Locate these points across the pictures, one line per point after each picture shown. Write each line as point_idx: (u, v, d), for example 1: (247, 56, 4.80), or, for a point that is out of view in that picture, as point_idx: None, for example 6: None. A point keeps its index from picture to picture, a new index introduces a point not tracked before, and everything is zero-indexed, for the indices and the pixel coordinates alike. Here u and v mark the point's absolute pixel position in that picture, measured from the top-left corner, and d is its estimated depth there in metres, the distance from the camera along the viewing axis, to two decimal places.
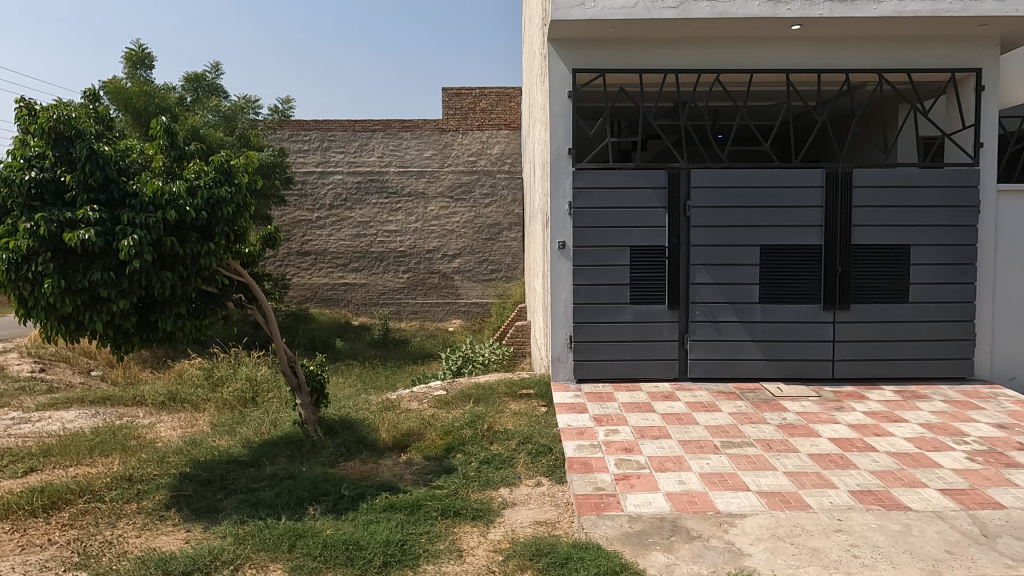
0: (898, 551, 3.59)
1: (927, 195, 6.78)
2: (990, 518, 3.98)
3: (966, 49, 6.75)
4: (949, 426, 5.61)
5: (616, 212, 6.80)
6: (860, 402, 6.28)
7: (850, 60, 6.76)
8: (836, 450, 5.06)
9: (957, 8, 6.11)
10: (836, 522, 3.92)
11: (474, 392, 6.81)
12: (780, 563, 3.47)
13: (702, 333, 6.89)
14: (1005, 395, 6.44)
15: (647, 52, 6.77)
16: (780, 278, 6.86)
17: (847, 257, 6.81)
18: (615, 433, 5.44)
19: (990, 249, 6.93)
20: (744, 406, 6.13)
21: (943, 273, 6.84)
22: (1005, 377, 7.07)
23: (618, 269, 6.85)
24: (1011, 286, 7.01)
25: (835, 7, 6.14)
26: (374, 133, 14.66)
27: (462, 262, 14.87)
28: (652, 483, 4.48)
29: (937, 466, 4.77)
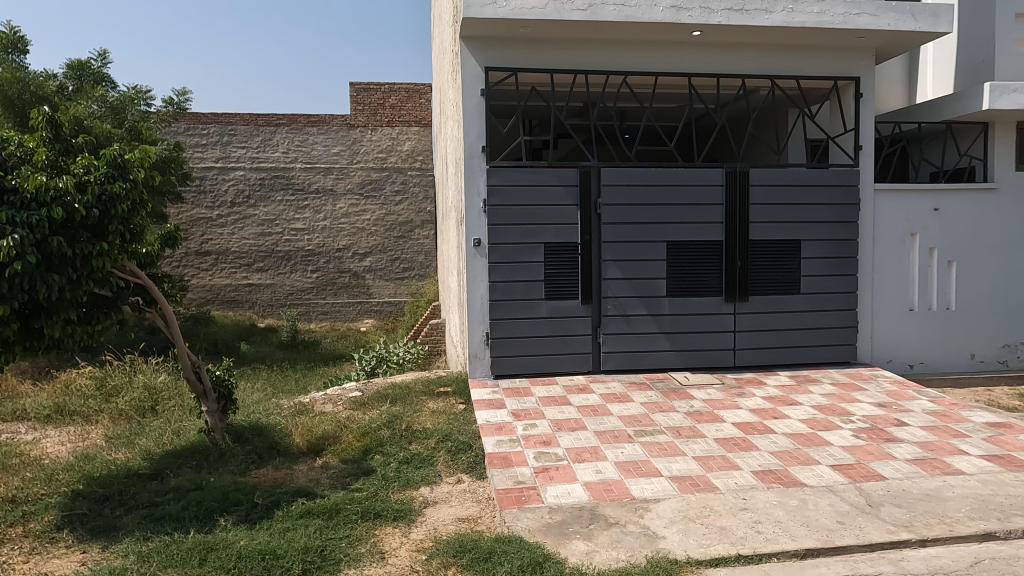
0: (796, 524, 3.87)
1: (815, 193, 7.31)
2: (874, 489, 4.36)
3: (847, 58, 7.32)
4: (837, 407, 6.08)
5: (530, 210, 6.89)
6: (759, 388, 6.69)
7: (745, 65, 7.17)
8: (740, 434, 5.37)
9: (838, 21, 6.63)
10: (741, 501, 4.18)
11: (391, 392, 6.73)
12: (692, 543, 3.65)
13: (615, 327, 7.11)
14: (883, 376, 7.07)
15: (558, 53, 6.90)
16: (685, 272, 7.19)
17: (746, 252, 7.23)
18: (533, 427, 5.53)
19: (870, 244, 7.57)
20: (654, 396, 6.39)
21: (831, 265, 7.40)
22: (884, 360, 7.73)
23: (533, 266, 6.95)
24: (887, 276, 7.66)
25: (731, 15, 6.48)
26: (278, 128, 14.14)
27: (373, 260, 14.59)
28: (570, 473, 4.60)
29: (828, 444, 5.17)
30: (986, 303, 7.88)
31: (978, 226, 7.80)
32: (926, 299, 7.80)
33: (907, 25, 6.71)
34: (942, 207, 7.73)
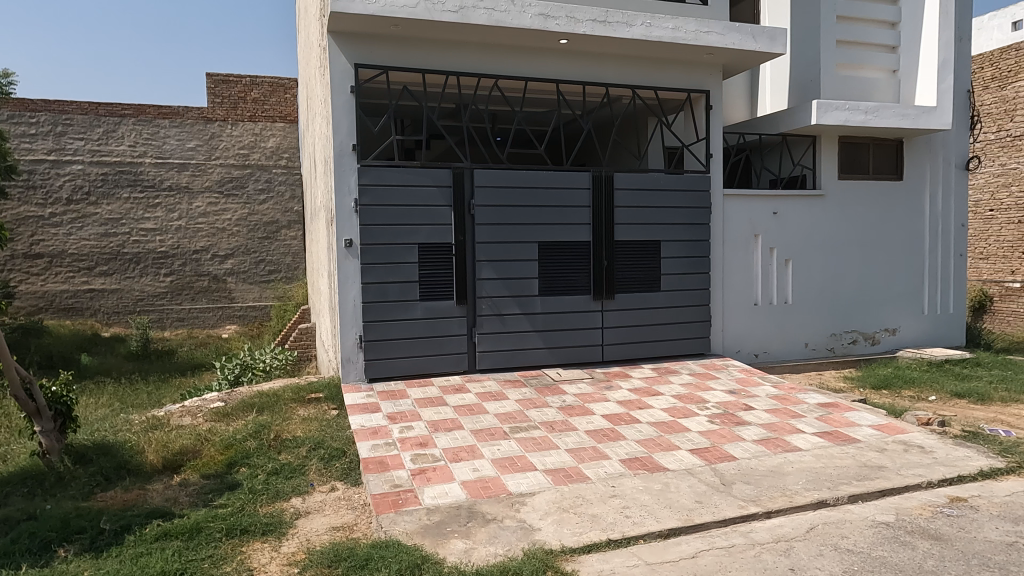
0: (660, 506, 4.13)
1: (672, 197, 7.84)
2: (727, 469, 4.75)
3: (698, 73, 7.91)
4: (694, 396, 6.56)
5: (404, 210, 6.82)
6: (625, 381, 7.06)
7: (608, 75, 7.54)
8: (608, 425, 5.64)
9: (690, 37, 7.16)
10: (610, 488, 4.39)
11: (257, 401, 6.40)
12: (565, 532, 3.79)
13: (489, 326, 7.20)
14: (734, 365, 7.71)
15: (430, 53, 6.88)
16: (556, 272, 7.43)
17: (611, 252, 7.61)
18: (409, 429, 5.48)
19: (720, 244, 8.23)
20: (528, 392, 6.55)
21: (687, 264, 7.97)
22: (733, 350, 8.44)
23: (407, 266, 6.88)
24: (735, 273, 8.38)
25: (595, 26, 6.79)
26: (123, 119, 12.94)
27: (235, 263, 13.73)
28: (447, 473, 4.60)
29: (687, 430, 5.56)
30: (816, 297, 8.83)
31: (809, 228, 8.71)
32: (768, 294, 8.60)
33: (748, 45, 7.37)
34: (780, 210, 8.56)
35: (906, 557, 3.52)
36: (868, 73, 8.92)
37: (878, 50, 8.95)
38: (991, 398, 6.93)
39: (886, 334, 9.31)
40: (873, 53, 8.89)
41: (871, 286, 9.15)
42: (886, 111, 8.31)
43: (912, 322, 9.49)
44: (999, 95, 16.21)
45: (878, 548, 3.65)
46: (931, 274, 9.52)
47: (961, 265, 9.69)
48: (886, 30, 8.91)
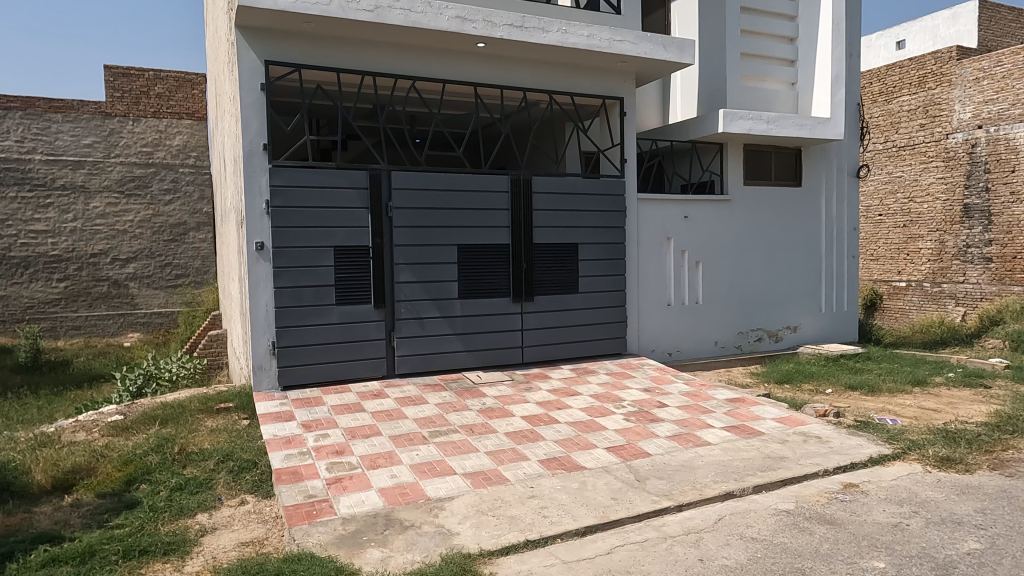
0: (577, 505, 4.20)
1: (589, 201, 8.01)
2: (641, 465, 4.89)
3: (612, 80, 8.13)
4: (611, 394, 6.73)
5: (319, 212, 6.64)
6: (544, 382, 7.14)
7: (525, 80, 7.62)
8: (527, 426, 5.69)
9: (605, 45, 7.35)
10: (529, 489, 4.43)
11: (161, 413, 6.06)
12: (484, 535, 3.79)
13: (408, 330, 7.11)
14: (649, 364, 7.96)
15: (345, 52, 6.74)
16: (476, 275, 7.43)
17: (530, 255, 7.69)
18: (325, 437, 5.33)
19: (635, 246, 8.48)
20: (448, 396, 6.52)
21: (603, 266, 8.16)
22: (649, 349, 8.70)
23: (322, 270, 6.70)
24: (650, 275, 8.65)
25: (512, 31, 6.84)
26: (8, 111, 12.09)
27: (138, 267, 12.95)
28: (364, 481, 4.51)
29: (604, 428, 5.69)
30: (724, 297, 9.25)
31: (718, 231, 9.11)
32: (680, 295, 8.93)
33: (659, 54, 7.64)
34: (690, 214, 8.91)
35: (804, 542, 3.74)
36: (769, 85, 9.44)
37: (779, 63, 9.48)
38: (881, 389, 7.46)
39: (788, 331, 9.85)
40: (773, 65, 9.42)
41: (774, 286, 9.67)
42: (785, 121, 8.81)
43: (811, 319, 10.09)
44: (886, 108, 17.49)
45: (779, 535, 3.85)
46: (828, 274, 10.16)
47: (853, 266, 10.40)
48: (785, 45, 9.47)
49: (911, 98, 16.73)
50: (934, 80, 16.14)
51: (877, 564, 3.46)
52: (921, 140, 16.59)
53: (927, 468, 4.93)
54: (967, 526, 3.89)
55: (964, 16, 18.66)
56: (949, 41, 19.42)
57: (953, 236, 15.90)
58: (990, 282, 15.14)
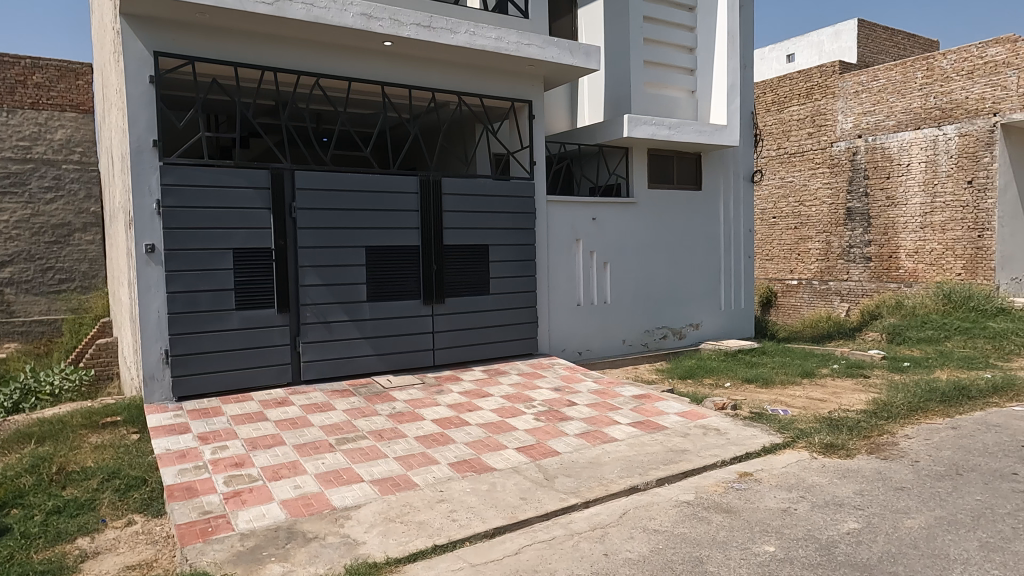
0: (486, 507, 4.20)
1: (498, 203, 8.05)
2: (550, 464, 4.95)
3: (521, 83, 8.21)
4: (521, 395, 6.78)
5: (216, 212, 6.32)
6: (456, 384, 7.11)
7: (433, 80, 7.56)
8: (438, 429, 5.64)
9: (513, 48, 7.41)
10: (438, 493, 4.38)
11: (38, 430, 5.60)
12: (391, 543, 3.72)
13: (315, 335, 6.89)
14: (559, 363, 8.09)
15: (243, 46, 6.45)
16: (385, 277, 7.30)
17: (441, 257, 7.64)
18: (223, 449, 5.07)
19: (544, 248, 8.59)
20: (357, 401, 6.36)
21: (514, 267, 8.22)
22: (559, 349, 8.84)
23: (220, 274, 6.38)
24: (559, 276, 8.79)
25: (419, 31, 6.78)
26: None
27: (15, 271, 11.91)
28: (265, 493, 4.32)
29: (514, 429, 5.73)
30: (631, 297, 9.54)
31: (624, 233, 9.39)
32: (589, 295, 9.13)
33: (566, 59, 7.77)
34: (598, 216, 9.13)
35: (702, 531, 3.90)
36: (671, 92, 9.82)
37: (680, 72, 9.88)
38: (773, 381, 7.94)
39: (691, 329, 10.29)
40: (675, 74, 9.80)
41: (678, 286, 10.07)
42: (686, 128, 9.20)
43: (712, 317, 10.58)
44: (778, 117, 18.59)
45: (679, 525, 4.00)
46: (727, 274, 10.70)
47: (749, 266, 11.00)
48: (685, 54, 9.87)
49: (800, 108, 17.89)
50: (820, 92, 17.34)
51: (768, 548, 3.66)
52: (809, 147, 17.74)
53: (813, 455, 5.27)
54: (847, 507, 4.19)
55: (845, 33, 20.10)
56: (832, 56, 20.86)
57: (838, 237, 17.15)
58: (870, 279, 16.46)
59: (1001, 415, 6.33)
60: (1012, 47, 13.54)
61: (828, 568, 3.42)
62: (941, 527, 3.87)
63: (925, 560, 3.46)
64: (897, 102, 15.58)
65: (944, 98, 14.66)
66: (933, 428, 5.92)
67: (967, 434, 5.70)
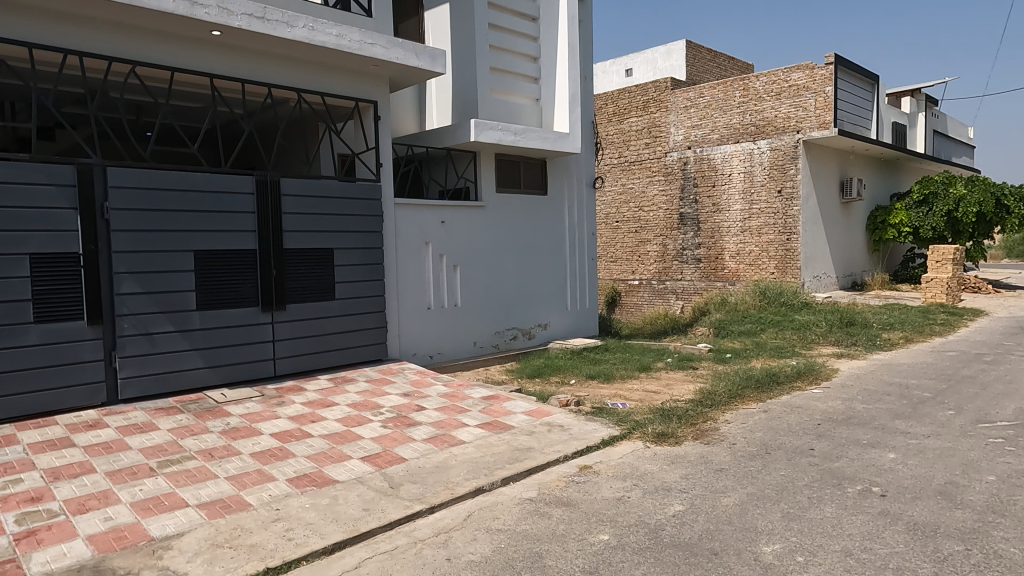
0: (326, 522, 4.03)
1: (343, 205, 7.79)
2: (396, 472, 4.86)
3: (364, 83, 8.01)
4: (369, 402, 6.61)
5: (7, 212, 5.52)
6: (298, 394, 6.77)
7: (269, 75, 7.16)
8: (276, 444, 5.33)
9: (355, 47, 7.20)
10: (274, 512, 4.13)
11: None
12: (217, 572, 3.44)
13: (134, 348, 6.24)
14: (409, 368, 8.00)
15: (38, 23, 5.69)
16: (217, 283, 6.79)
17: (280, 261, 7.25)
18: (16, 483, 4.43)
19: (392, 251, 8.45)
20: (184, 419, 5.85)
21: (361, 271, 8.00)
22: (410, 353, 8.74)
23: (14, 282, 5.57)
24: (408, 280, 8.68)
25: (252, 22, 6.38)
26: None
27: None
28: (68, 530, 3.83)
29: (359, 438, 5.55)
30: (481, 299, 9.66)
31: (473, 237, 9.48)
32: (439, 298, 9.11)
33: (411, 61, 7.70)
34: (447, 220, 9.14)
35: (543, 526, 4.01)
36: (516, 99, 10.04)
37: (524, 80, 10.14)
38: (613, 377, 8.39)
39: (540, 329, 10.63)
40: (520, 81, 10.06)
41: (526, 288, 10.36)
42: (530, 134, 9.47)
43: (559, 317, 11.00)
44: (618, 127, 19.67)
45: (521, 523, 4.08)
46: (572, 276, 11.18)
47: (592, 268, 11.58)
48: (529, 63, 10.17)
49: (638, 120, 19.09)
50: (655, 106, 18.64)
51: (603, 536, 3.84)
52: (646, 156, 18.97)
53: (647, 444, 5.63)
54: (674, 491, 4.51)
55: (675, 52, 21.68)
56: (665, 73, 22.39)
57: (672, 240, 18.50)
58: (700, 278, 17.93)
59: (803, 397, 7.16)
60: (811, 73, 15.65)
61: (656, 550, 3.65)
62: (752, 502, 4.28)
63: (738, 534, 3.81)
64: (720, 118, 17.20)
65: (758, 115, 16.40)
66: (749, 413, 6.56)
67: (776, 416, 6.38)
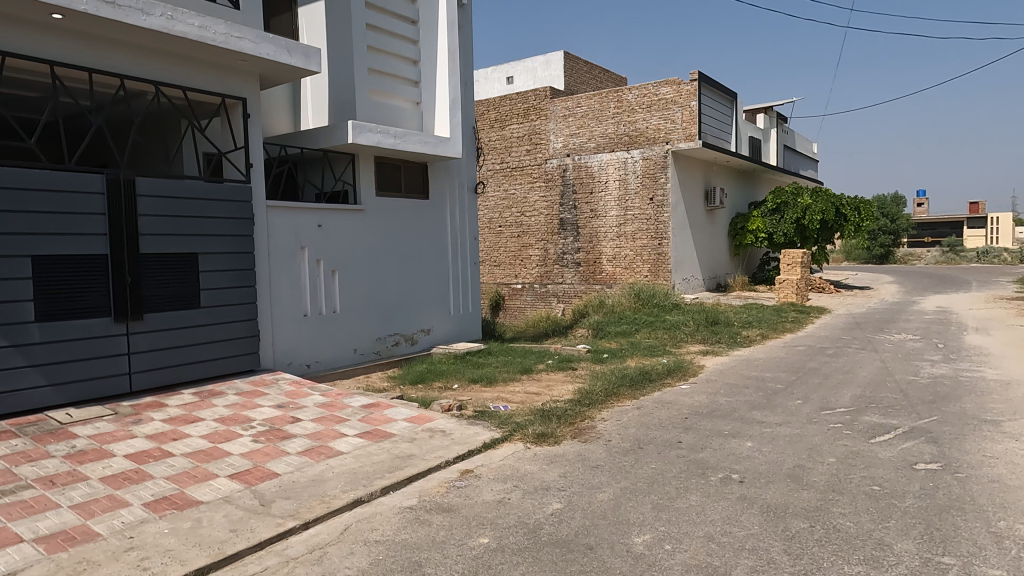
0: (187, 547, 3.74)
1: (209, 207, 7.32)
2: (267, 488, 4.61)
3: (231, 78, 7.58)
4: (238, 416, 6.23)
5: None
6: (158, 411, 6.26)
7: (122, 65, 6.59)
8: (131, 466, 4.89)
9: (220, 40, 6.80)
10: (127, 541, 3.79)
11: None
12: None
13: None
14: (284, 378, 7.63)
15: None
16: (61, 292, 6.12)
17: (136, 267, 6.67)
18: None
19: (265, 256, 8.04)
20: (20, 444, 5.23)
21: (230, 278, 7.54)
22: (285, 362, 8.35)
23: None
24: (283, 286, 8.30)
25: (100, 6, 5.84)
26: None
27: None
28: None
29: (227, 455, 5.22)
30: (360, 305, 9.41)
31: (351, 241, 9.22)
32: (317, 305, 8.78)
33: (282, 58, 7.40)
34: (324, 223, 8.83)
35: (423, 534, 3.96)
36: (396, 102, 9.89)
37: (404, 83, 10.01)
38: (496, 380, 8.47)
39: (422, 334, 10.52)
40: (400, 84, 9.93)
41: (408, 293, 10.22)
42: (410, 138, 9.38)
43: (442, 322, 10.95)
44: (500, 134, 19.90)
45: (400, 532, 4.01)
46: (455, 280, 11.17)
47: (475, 272, 11.63)
48: (409, 66, 10.07)
49: (519, 127, 19.43)
50: (535, 113, 19.06)
51: (482, 540, 3.85)
52: (527, 162, 19.33)
53: (527, 445, 5.72)
54: (552, 490, 4.61)
55: (554, 62, 22.30)
56: (544, 82, 22.95)
57: (553, 244, 18.99)
58: (580, 281, 18.54)
59: (672, 393, 7.58)
60: (677, 88, 16.67)
61: (534, 549, 3.71)
62: (625, 496, 4.46)
63: (611, 527, 3.96)
64: (596, 127, 17.89)
65: (631, 126, 17.27)
66: (624, 410, 6.85)
67: (648, 412, 6.71)
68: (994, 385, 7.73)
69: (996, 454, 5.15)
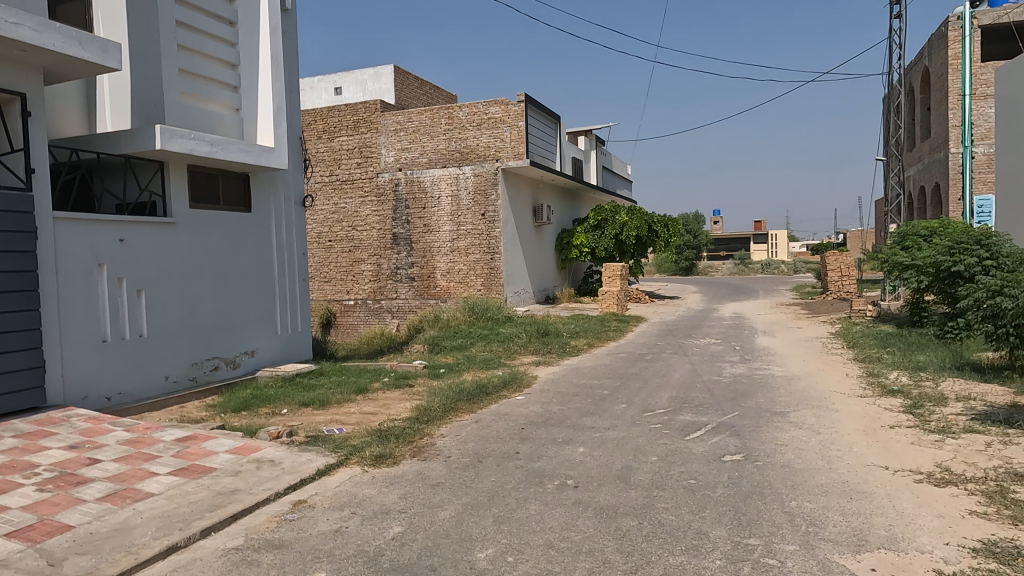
0: None
1: None
2: (57, 545, 3.97)
3: (6, 69, 6.55)
4: (17, 462, 5.32)
5: None
6: None
7: None
8: None
9: None
10: None
11: None
12: None
13: None
14: (77, 415, 6.66)
15: None
16: None
17: None
18: None
19: (52, 275, 6.99)
20: None
21: (7, 300, 6.44)
22: (78, 397, 7.30)
23: None
24: (74, 309, 7.27)
25: None
26: None
27: None
28: None
29: (3, 510, 4.43)
30: (171, 328, 8.52)
31: (160, 257, 8.33)
32: (118, 329, 7.80)
33: (73, 50, 6.57)
34: (126, 237, 7.89)
35: None
36: (212, 107, 9.16)
37: (220, 87, 9.30)
38: (329, 402, 8.09)
39: (244, 357, 9.78)
40: (215, 88, 9.20)
41: (228, 313, 9.45)
42: (229, 146, 8.72)
43: (267, 343, 10.26)
44: (328, 145, 19.14)
45: None
46: (281, 298, 10.54)
47: (303, 288, 11.07)
48: (226, 69, 9.38)
49: (348, 139, 18.85)
50: (365, 126, 18.64)
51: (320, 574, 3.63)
52: (357, 175, 18.79)
53: (364, 468, 5.51)
54: (393, 513, 4.48)
55: (384, 76, 22.12)
56: (375, 95, 22.69)
57: (386, 259, 18.63)
58: (414, 296, 18.41)
59: (508, 404, 7.75)
60: (505, 108, 17.37)
61: None
62: (467, 511, 4.46)
63: (454, 545, 3.93)
64: (427, 142, 17.92)
65: (462, 143, 17.60)
66: (462, 424, 6.87)
67: (486, 425, 6.79)
68: (781, 380, 8.88)
69: (785, 441, 5.89)
